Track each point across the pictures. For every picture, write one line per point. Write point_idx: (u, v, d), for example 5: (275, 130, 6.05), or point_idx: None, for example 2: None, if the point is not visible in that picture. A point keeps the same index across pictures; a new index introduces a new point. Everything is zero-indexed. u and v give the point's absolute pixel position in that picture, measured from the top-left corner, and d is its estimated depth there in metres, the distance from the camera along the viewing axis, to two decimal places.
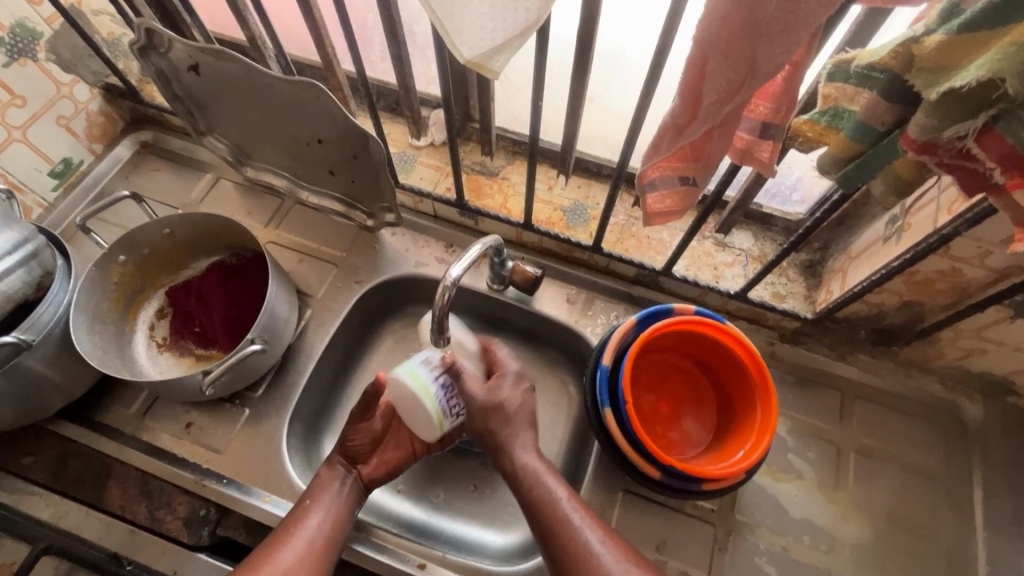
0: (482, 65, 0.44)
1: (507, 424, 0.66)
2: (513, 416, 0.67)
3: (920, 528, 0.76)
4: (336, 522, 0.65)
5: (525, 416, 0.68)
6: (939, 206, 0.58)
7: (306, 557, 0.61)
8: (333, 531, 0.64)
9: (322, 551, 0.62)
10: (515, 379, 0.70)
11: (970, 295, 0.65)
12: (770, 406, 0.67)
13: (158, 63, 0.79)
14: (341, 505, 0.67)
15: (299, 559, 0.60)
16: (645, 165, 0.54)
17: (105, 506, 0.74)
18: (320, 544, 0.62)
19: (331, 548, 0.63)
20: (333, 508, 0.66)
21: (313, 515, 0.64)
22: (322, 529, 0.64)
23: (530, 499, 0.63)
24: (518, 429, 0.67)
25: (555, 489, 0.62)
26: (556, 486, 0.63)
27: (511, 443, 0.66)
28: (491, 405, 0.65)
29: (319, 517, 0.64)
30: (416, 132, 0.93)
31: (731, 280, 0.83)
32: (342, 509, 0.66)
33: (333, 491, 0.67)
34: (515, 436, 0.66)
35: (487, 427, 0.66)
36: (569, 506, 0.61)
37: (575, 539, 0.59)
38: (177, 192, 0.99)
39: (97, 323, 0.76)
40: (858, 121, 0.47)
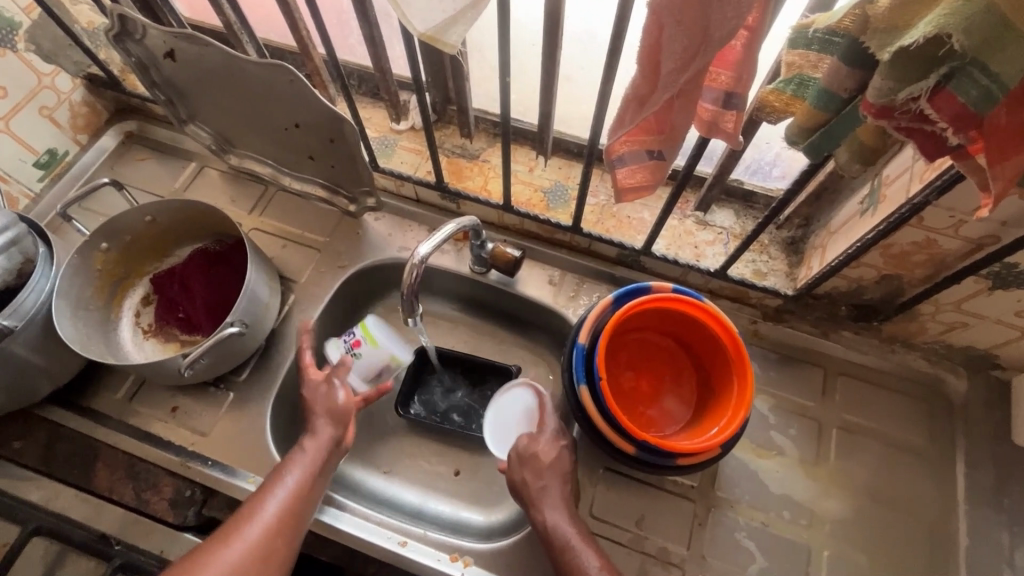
0: (436, 39, 0.44)
1: (542, 477, 0.69)
2: (547, 470, 0.69)
3: (901, 502, 0.76)
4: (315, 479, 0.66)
5: (558, 475, 0.69)
6: (912, 175, 0.57)
7: (279, 519, 0.61)
8: (310, 490, 0.65)
9: (296, 508, 0.63)
10: (552, 436, 0.72)
11: (946, 266, 0.64)
12: (746, 382, 0.67)
13: (136, 51, 0.79)
14: (317, 463, 0.67)
15: (276, 518, 0.61)
16: (611, 139, 0.54)
17: (93, 488, 0.75)
18: (296, 503, 0.63)
19: (306, 507, 0.64)
20: (308, 464, 0.66)
21: (290, 474, 0.65)
22: (301, 486, 0.64)
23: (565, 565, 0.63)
24: (552, 484, 0.68)
25: (585, 557, 0.62)
26: (584, 552, 0.63)
27: (541, 501, 0.67)
28: (525, 455, 0.70)
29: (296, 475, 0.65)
30: (396, 116, 0.92)
31: (711, 258, 0.83)
32: (321, 467, 0.67)
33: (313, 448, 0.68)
34: (545, 494, 0.68)
35: (523, 479, 0.69)
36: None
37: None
38: (162, 181, 1.00)
39: (81, 310, 0.77)
40: (820, 87, 0.47)
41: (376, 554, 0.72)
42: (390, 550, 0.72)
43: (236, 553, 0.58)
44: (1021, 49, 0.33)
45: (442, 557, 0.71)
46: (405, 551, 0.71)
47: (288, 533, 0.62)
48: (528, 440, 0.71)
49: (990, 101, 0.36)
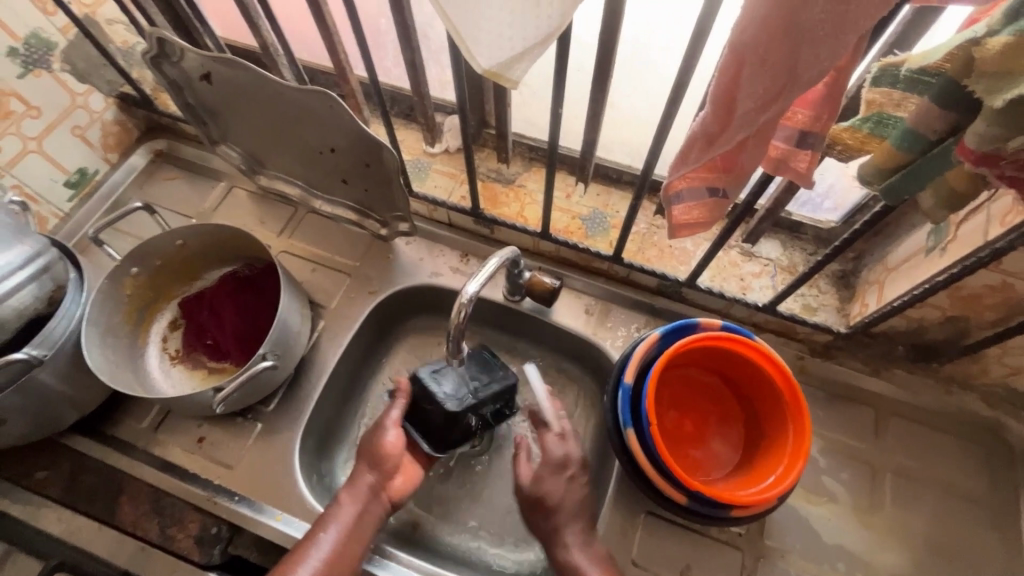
0: (500, 74, 0.41)
1: (551, 517, 0.66)
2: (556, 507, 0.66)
3: (963, 557, 0.71)
4: (352, 533, 0.62)
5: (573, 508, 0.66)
6: (991, 217, 0.54)
7: None
8: (348, 548, 0.61)
9: None
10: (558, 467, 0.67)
11: (1019, 311, 0.60)
12: (804, 428, 0.64)
13: (171, 72, 0.78)
14: (353, 518, 0.63)
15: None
16: (673, 176, 0.52)
17: (117, 523, 0.72)
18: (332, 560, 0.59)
19: (346, 564, 0.60)
20: (343, 521, 0.62)
21: (327, 532, 0.61)
22: (339, 545, 0.61)
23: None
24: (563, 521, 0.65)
25: None
26: None
27: (558, 534, 0.65)
28: (535, 495, 0.67)
29: (327, 531, 0.61)
30: (430, 139, 0.90)
31: (758, 292, 0.79)
32: (358, 530, 0.63)
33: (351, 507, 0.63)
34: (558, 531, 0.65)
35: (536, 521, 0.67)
36: None
37: None
38: (191, 201, 0.98)
39: (110, 336, 0.75)
40: (905, 129, 0.44)
41: None
42: None
43: None
44: None
45: None
46: None
47: None
48: (533, 478, 0.68)
49: None
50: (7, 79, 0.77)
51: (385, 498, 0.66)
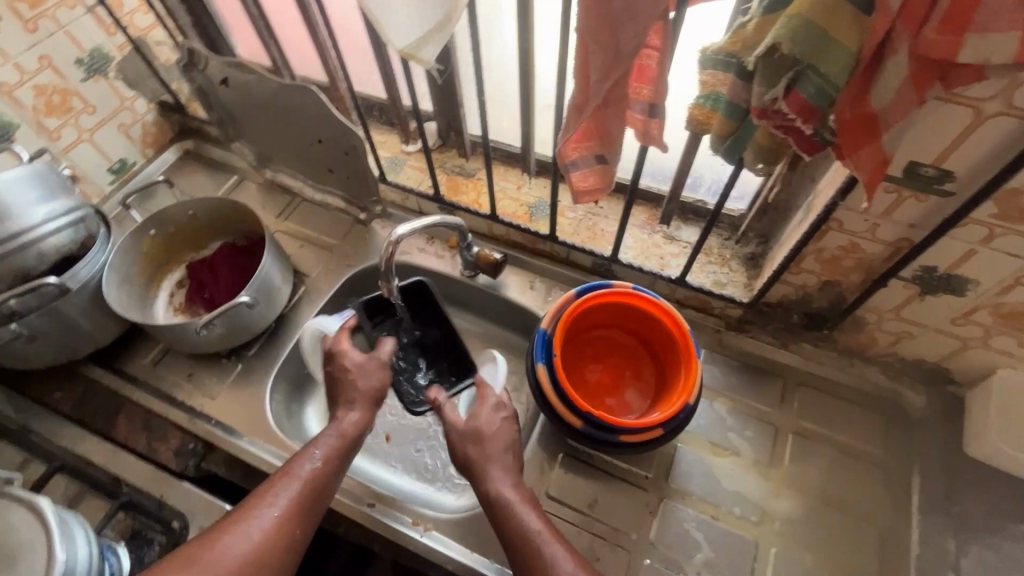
0: (413, 53, 0.57)
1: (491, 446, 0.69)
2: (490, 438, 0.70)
3: (855, 509, 0.77)
4: (337, 456, 0.68)
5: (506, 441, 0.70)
6: (830, 185, 0.65)
7: (298, 498, 0.63)
8: (332, 472, 0.66)
9: (308, 503, 0.63)
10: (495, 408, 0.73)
11: (875, 271, 0.70)
12: (692, 370, 0.73)
13: (199, 78, 0.97)
14: (340, 445, 0.69)
15: (293, 498, 0.62)
16: (560, 144, 0.65)
17: (113, 437, 0.85)
18: (317, 480, 0.65)
19: (330, 484, 0.66)
20: (329, 446, 0.68)
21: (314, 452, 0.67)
22: (324, 465, 0.66)
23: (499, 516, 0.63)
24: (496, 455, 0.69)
25: (524, 513, 0.62)
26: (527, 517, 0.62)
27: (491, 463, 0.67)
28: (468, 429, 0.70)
29: (317, 456, 0.67)
30: (406, 139, 1.07)
31: (675, 267, 0.91)
32: (342, 454, 0.68)
33: (344, 437, 0.70)
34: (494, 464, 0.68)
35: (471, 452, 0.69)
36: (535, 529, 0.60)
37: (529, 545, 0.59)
38: (209, 189, 1.17)
39: (126, 284, 0.91)
40: (728, 102, 0.57)
41: (346, 512, 0.80)
42: (359, 509, 0.79)
43: (257, 527, 0.59)
44: (840, 52, 0.42)
45: (404, 519, 0.79)
46: (372, 511, 0.79)
47: (307, 509, 0.63)
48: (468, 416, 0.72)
49: (826, 97, 0.44)
50: (72, 81, 0.98)
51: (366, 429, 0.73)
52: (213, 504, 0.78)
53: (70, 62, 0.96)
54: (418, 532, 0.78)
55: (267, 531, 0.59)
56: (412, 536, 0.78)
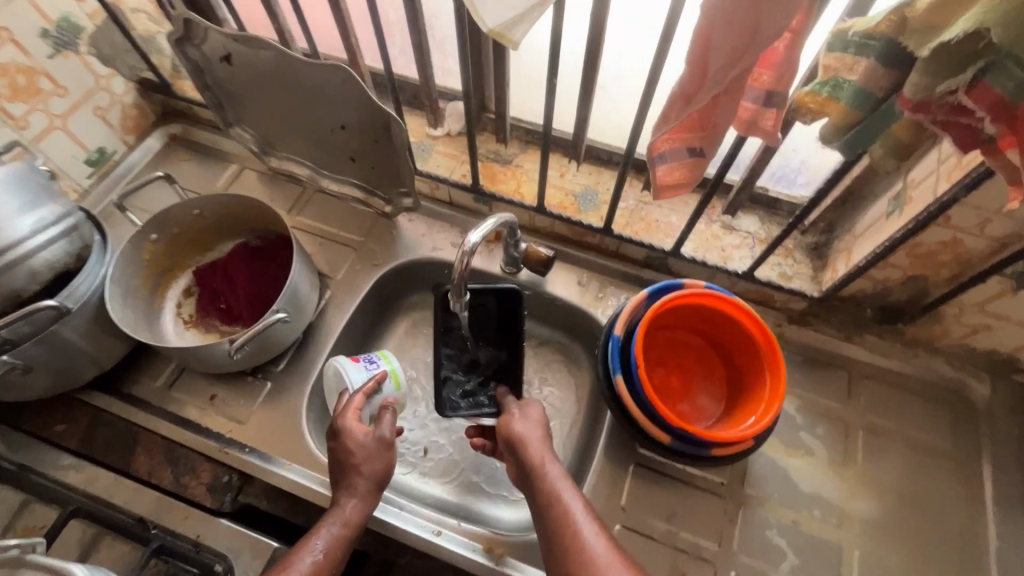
0: (502, 35, 0.48)
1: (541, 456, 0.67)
2: (539, 449, 0.68)
3: (931, 504, 0.76)
4: (335, 545, 0.61)
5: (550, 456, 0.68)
6: (938, 177, 0.61)
7: None
8: (334, 563, 0.60)
9: None
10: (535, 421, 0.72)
11: (971, 266, 0.67)
12: (779, 375, 0.69)
13: (193, 54, 0.84)
14: (342, 533, 0.62)
15: None
16: (655, 136, 0.58)
17: (134, 472, 0.76)
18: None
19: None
20: (332, 535, 0.61)
21: (312, 542, 0.60)
22: (324, 556, 0.59)
23: (565, 562, 0.58)
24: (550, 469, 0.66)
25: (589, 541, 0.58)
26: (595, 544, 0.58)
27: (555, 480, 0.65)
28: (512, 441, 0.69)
29: (314, 549, 0.60)
30: (433, 122, 0.96)
31: (738, 261, 0.85)
32: (344, 540, 0.61)
33: (348, 524, 0.62)
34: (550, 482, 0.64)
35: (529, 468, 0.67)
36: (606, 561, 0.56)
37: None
38: (205, 181, 1.04)
39: (130, 297, 0.80)
40: (857, 89, 0.50)
41: (411, 542, 0.73)
42: (425, 538, 0.73)
43: None
44: None
45: (476, 546, 0.73)
46: (440, 540, 0.73)
47: None
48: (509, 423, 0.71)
49: (1023, 92, 0.39)
50: (38, 58, 0.83)
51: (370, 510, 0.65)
52: (260, 541, 0.71)
53: (34, 36, 0.81)
54: (491, 558, 0.72)
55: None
56: (485, 564, 0.72)
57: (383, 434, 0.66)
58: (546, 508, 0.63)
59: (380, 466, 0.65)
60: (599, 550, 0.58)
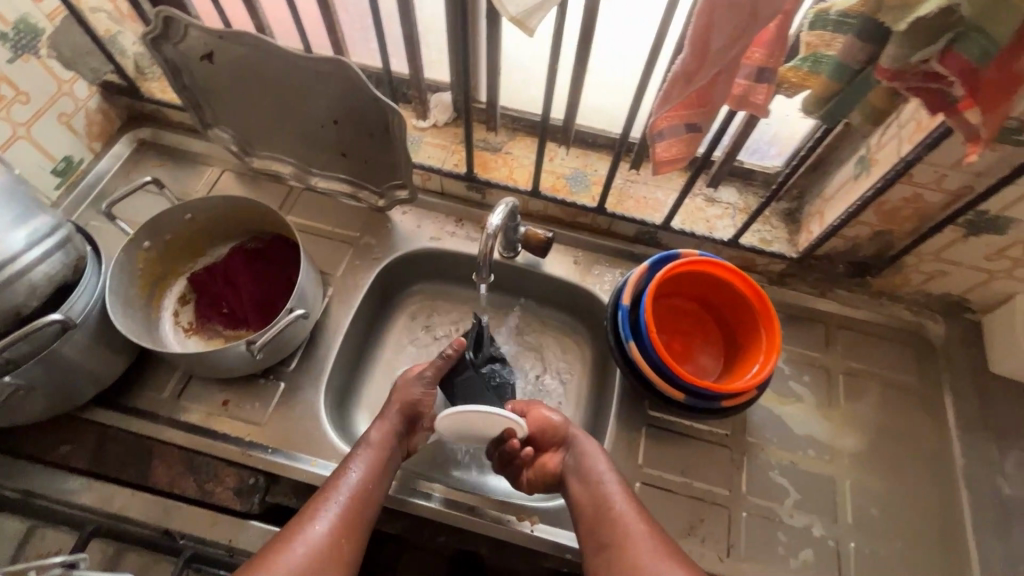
0: (522, 22, 0.50)
1: (588, 448, 0.74)
2: (584, 442, 0.74)
3: (906, 434, 0.85)
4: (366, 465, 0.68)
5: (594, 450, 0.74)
6: (901, 139, 0.68)
7: (342, 518, 0.63)
8: (374, 481, 0.67)
9: (354, 515, 0.64)
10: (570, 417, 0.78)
11: (930, 218, 0.76)
12: (774, 329, 0.75)
13: (170, 53, 0.81)
14: (377, 453, 0.69)
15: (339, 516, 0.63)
16: (657, 113, 0.62)
17: (152, 485, 0.74)
18: (360, 492, 0.65)
19: (373, 494, 0.66)
20: (368, 456, 0.68)
21: (352, 464, 0.67)
22: (363, 473, 0.67)
23: (609, 536, 0.66)
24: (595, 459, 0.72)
25: (629, 524, 0.66)
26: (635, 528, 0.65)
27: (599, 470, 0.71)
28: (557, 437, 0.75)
29: (349, 473, 0.66)
30: (421, 114, 0.97)
31: (722, 230, 0.92)
32: (381, 461, 0.68)
33: (374, 444, 0.69)
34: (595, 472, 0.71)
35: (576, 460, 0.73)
36: (643, 539, 0.64)
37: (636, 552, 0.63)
38: (182, 185, 1.00)
39: (128, 308, 0.77)
40: (837, 62, 0.56)
41: (445, 521, 0.76)
42: (459, 516, 0.75)
43: (304, 551, 0.59)
44: (1011, 14, 0.43)
45: (510, 517, 0.75)
46: (474, 515, 0.75)
47: (353, 524, 0.63)
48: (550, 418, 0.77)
49: (986, 58, 0.45)
50: None
51: (396, 436, 0.72)
52: None
53: None
54: (528, 526, 0.74)
55: (321, 543, 0.60)
56: (521, 532, 0.74)
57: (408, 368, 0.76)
58: (590, 493, 0.69)
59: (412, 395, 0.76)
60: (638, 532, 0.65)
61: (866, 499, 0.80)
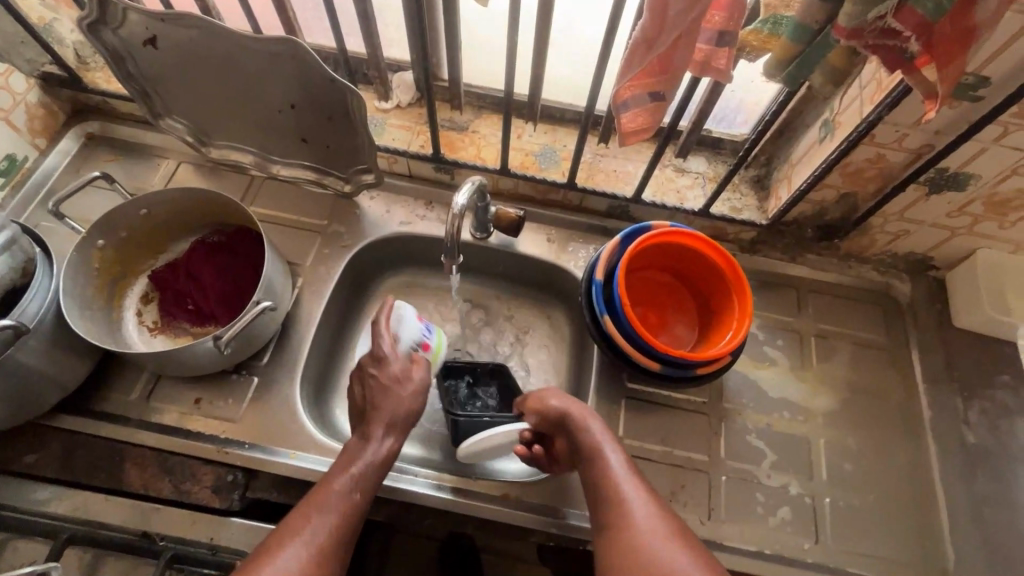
0: None
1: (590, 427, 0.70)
2: (587, 419, 0.70)
3: (876, 391, 0.87)
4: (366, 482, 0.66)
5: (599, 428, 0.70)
6: (863, 100, 0.69)
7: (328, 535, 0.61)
8: (362, 496, 0.65)
9: (340, 532, 0.62)
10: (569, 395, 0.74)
11: (893, 177, 0.77)
12: (746, 296, 0.76)
13: (111, 40, 0.77)
14: (370, 468, 0.66)
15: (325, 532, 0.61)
16: (620, 83, 0.61)
17: (126, 489, 0.73)
18: (349, 508, 0.63)
19: (359, 509, 0.64)
20: (362, 470, 0.66)
21: (342, 479, 0.65)
22: (353, 487, 0.65)
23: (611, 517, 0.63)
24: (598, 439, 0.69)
25: (632, 506, 0.63)
26: (639, 510, 0.62)
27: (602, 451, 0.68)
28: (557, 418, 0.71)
29: (352, 484, 0.65)
30: (383, 95, 0.94)
31: (693, 200, 0.92)
32: (370, 477, 0.66)
33: (368, 459, 0.67)
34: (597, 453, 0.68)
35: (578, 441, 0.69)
36: (646, 521, 0.61)
37: (639, 534, 0.61)
38: (137, 179, 0.96)
39: (86, 310, 0.74)
40: (796, 23, 0.55)
41: (429, 504, 0.76)
42: (443, 498, 0.76)
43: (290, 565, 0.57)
44: None
45: (494, 496, 0.76)
46: (458, 496, 0.76)
47: (339, 541, 0.61)
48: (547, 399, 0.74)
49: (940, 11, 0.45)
50: None
51: (399, 448, 0.71)
52: None
53: None
54: (509, 504, 0.76)
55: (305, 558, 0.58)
56: (506, 510, 0.75)
57: (399, 374, 0.73)
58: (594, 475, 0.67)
59: (408, 407, 0.72)
60: (643, 514, 0.62)
61: (840, 456, 0.82)
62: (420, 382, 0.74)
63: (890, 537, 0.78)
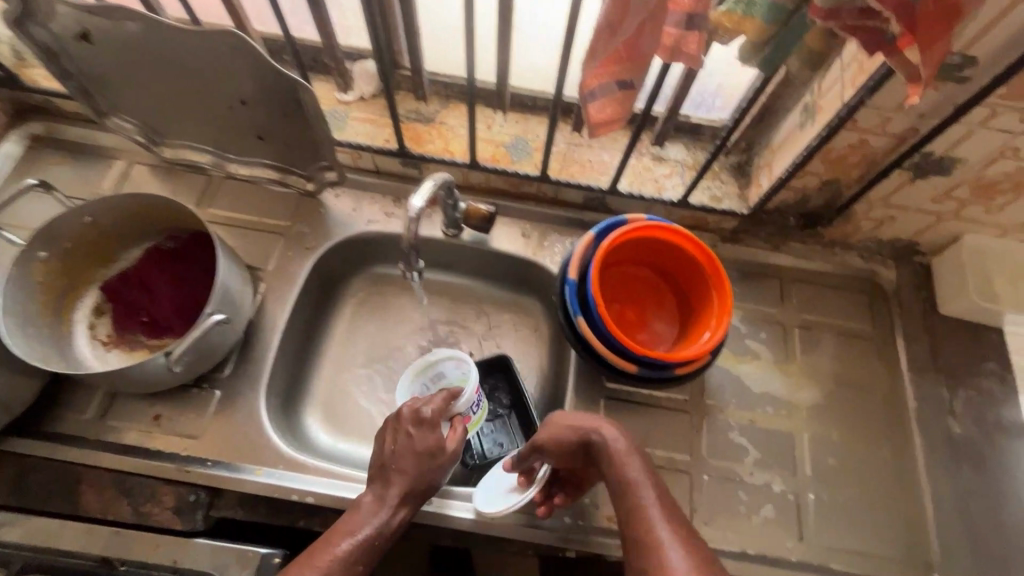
0: None
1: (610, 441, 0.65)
2: (608, 432, 0.65)
3: (861, 383, 0.85)
4: (368, 553, 0.63)
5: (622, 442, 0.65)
6: (844, 83, 0.65)
7: None
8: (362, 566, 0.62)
9: None
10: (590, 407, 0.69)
11: (877, 163, 0.73)
12: (726, 293, 0.73)
13: (41, 36, 0.71)
14: (376, 535, 0.63)
15: None
16: (584, 71, 0.57)
17: (84, 513, 0.70)
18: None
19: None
20: (366, 536, 0.63)
21: (344, 545, 0.62)
22: (354, 556, 0.62)
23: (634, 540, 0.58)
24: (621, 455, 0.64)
25: (657, 529, 0.58)
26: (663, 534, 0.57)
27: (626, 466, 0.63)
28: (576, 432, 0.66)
29: (352, 558, 0.62)
30: (343, 86, 0.89)
31: (671, 190, 0.88)
32: (375, 546, 0.63)
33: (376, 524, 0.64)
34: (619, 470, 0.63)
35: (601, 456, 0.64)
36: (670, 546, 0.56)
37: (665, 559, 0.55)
38: (87, 183, 0.91)
39: (31, 327, 0.70)
40: (770, 3, 0.51)
41: None
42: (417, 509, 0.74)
43: None
44: None
45: (470, 506, 0.74)
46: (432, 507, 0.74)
47: None
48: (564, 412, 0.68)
49: None
50: None
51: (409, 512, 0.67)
52: (244, 551, 0.67)
53: None
54: (486, 514, 0.73)
55: None
56: (483, 520, 0.73)
57: (432, 445, 0.68)
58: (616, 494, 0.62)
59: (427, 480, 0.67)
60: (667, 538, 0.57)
61: (824, 451, 0.81)
62: (451, 457, 0.69)
63: (874, 533, 0.76)
